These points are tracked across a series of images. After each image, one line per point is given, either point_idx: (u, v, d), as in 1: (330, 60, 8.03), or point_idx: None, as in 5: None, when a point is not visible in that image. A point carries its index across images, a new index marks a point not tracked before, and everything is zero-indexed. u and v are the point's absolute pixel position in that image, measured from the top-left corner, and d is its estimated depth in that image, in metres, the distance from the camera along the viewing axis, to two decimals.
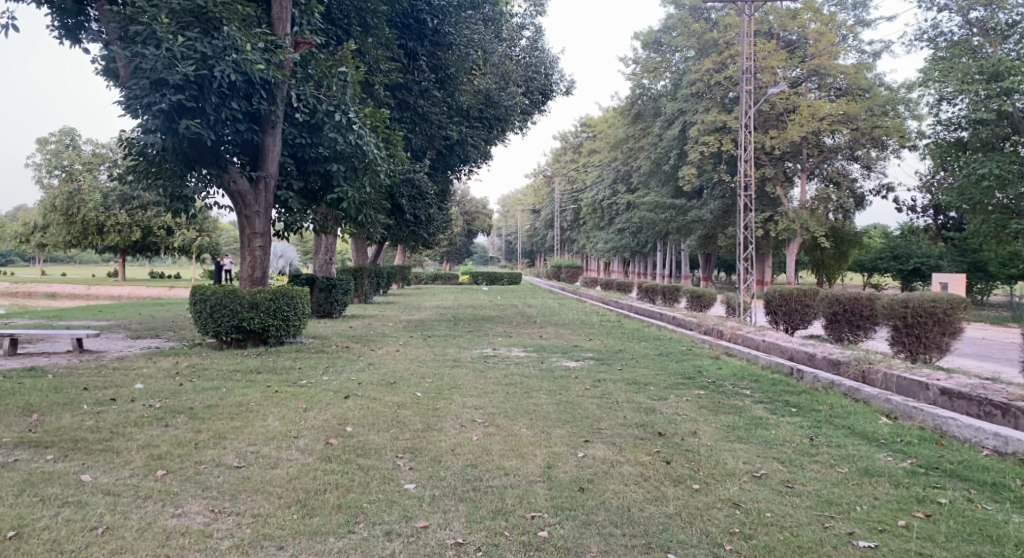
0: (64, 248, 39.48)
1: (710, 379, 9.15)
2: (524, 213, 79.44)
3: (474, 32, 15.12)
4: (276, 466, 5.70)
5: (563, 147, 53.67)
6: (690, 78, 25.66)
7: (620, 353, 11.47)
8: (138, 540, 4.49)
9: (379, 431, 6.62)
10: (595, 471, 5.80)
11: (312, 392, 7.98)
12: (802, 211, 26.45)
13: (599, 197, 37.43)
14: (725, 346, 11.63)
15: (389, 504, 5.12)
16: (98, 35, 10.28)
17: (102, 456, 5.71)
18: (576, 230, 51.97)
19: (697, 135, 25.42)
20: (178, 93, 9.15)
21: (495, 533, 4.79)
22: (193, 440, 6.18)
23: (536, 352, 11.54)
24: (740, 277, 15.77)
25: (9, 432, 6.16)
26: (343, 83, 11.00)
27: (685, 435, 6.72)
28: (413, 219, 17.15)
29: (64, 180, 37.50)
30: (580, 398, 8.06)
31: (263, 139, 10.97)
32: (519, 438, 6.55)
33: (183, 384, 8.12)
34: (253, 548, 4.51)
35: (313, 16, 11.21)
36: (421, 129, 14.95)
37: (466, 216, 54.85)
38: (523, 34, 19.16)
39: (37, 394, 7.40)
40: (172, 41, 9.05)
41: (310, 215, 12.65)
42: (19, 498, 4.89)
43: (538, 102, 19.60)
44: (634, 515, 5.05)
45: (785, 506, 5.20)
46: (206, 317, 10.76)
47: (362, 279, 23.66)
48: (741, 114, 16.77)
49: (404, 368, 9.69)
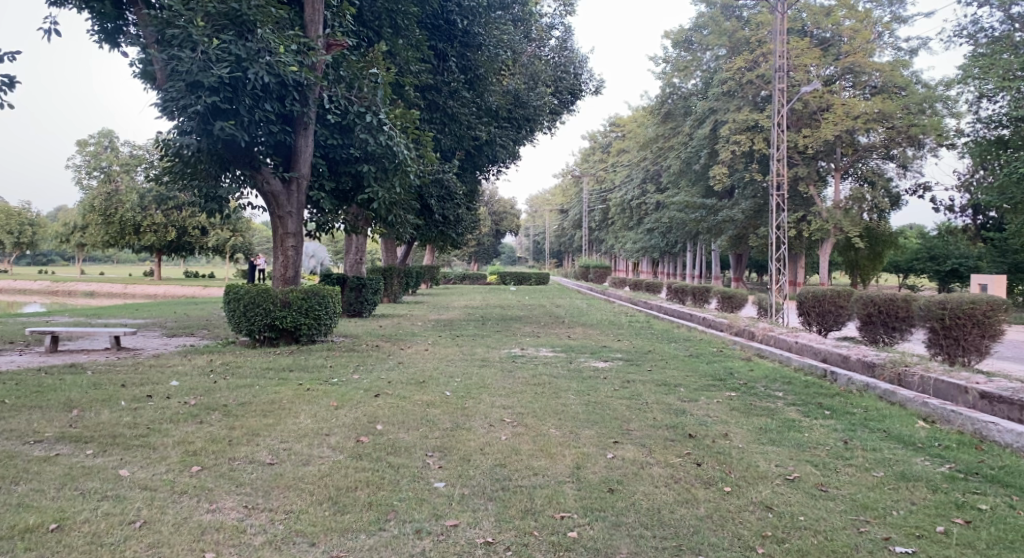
0: (103, 247, 40.35)
1: (741, 381, 9.05)
2: (553, 213, 79.25)
3: (503, 32, 15.20)
4: (308, 463, 5.75)
5: (591, 147, 53.52)
6: (721, 77, 25.45)
7: (650, 354, 11.40)
8: (174, 535, 4.56)
9: (409, 430, 6.66)
10: (625, 472, 5.77)
11: (343, 390, 8.05)
12: (836, 211, 26.10)
13: (628, 197, 37.26)
14: (756, 347, 11.53)
15: (419, 503, 5.15)
16: (136, 39, 10.45)
17: (139, 451, 5.83)
18: (604, 230, 51.81)
19: (728, 135, 25.19)
20: (213, 95, 9.28)
21: (525, 532, 4.79)
22: (228, 437, 6.27)
23: (564, 352, 11.52)
24: (772, 278, 15.54)
25: (51, 427, 6.31)
26: (374, 84, 11.10)
27: (716, 437, 6.65)
28: (441, 220, 17.22)
29: (103, 181, 38.57)
30: (608, 399, 8.05)
31: (296, 140, 11.07)
32: (548, 438, 6.55)
33: (216, 382, 8.24)
34: (286, 544, 4.56)
35: (344, 18, 11.33)
36: (450, 129, 14.99)
37: (494, 216, 55.06)
38: (553, 33, 19.12)
39: (77, 390, 7.56)
40: (207, 44, 9.18)
41: (341, 215, 12.75)
42: (61, 492, 4.99)
43: (567, 102, 19.57)
44: (664, 517, 5.02)
45: (819, 510, 5.14)
46: (239, 316, 10.92)
47: (392, 278, 23.83)
48: (774, 112, 16.49)
49: (433, 367, 9.72)
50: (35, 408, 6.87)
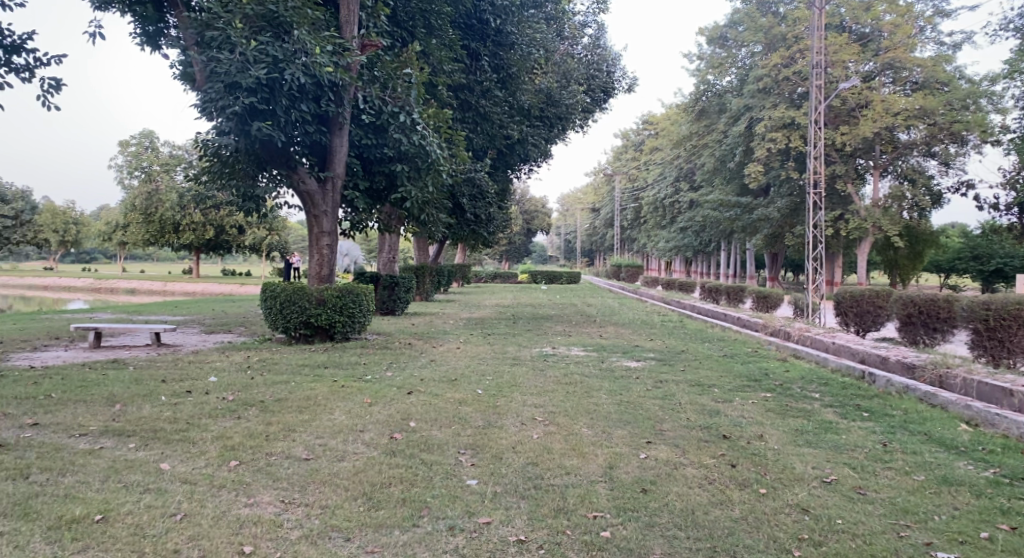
0: (144, 246, 41.22)
1: (776, 382, 8.94)
2: (585, 212, 78.94)
3: (536, 31, 15.23)
4: (343, 459, 5.83)
5: (623, 145, 53.17)
6: (757, 73, 25.17)
7: (683, 354, 11.33)
8: (213, 528, 4.62)
9: (441, 427, 6.71)
10: (658, 472, 5.74)
11: (376, 387, 8.13)
12: (874, 209, 25.65)
13: (662, 195, 36.97)
14: (792, 348, 11.37)
15: (452, 500, 5.17)
16: (176, 41, 10.65)
17: (179, 446, 5.94)
18: (636, 229, 51.50)
19: (763, 132, 24.89)
20: (250, 95, 9.42)
21: (557, 531, 4.80)
22: (264, 432, 6.36)
23: (596, 352, 11.48)
24: (809, 277, 15.31)
25: (95, 420, 6.47)
26: (408, 84, 11.16)
27: (751, 438, 6.58)
28: (473, 218, 17.27)
29: (143, 180, 39.36)
30: (641, 399, 8.01)
31: (331, 140, 11.18)
32: (580, 437, 6.53)
33: (253, 378, 8.38)
34: (322, 538, 4.62)
35: (379, 18, 11.43)
36: (483, 129, 15.05)
37: (526, 215, 55.16)
38: (586, 32, 19.06)
39: (120, 386, 7.73)
40: (245, 45, 9.32)
41: (375, 214, 12.87)
42: (105, 484, 5.12)
43: (600, 100, 19.49)
44: (699, 518, 4.99)
45: (857, 513, 5.06)
46: (276, 313, 11.08)
47: (424, 277, 23.97)
48: (811, 108, 16.22)
49: (466, 365, 9.79)
50: (81, 402, 7.04)
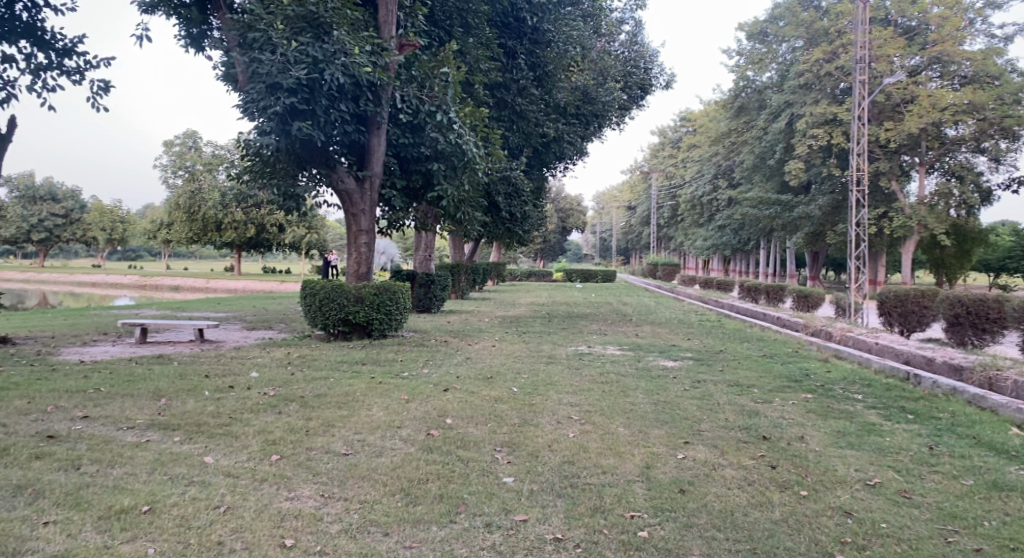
0: (187, 244, 42.13)
1: (817, 382, 8.80)
2: (621, 209, 78.38)
3: (573, 28, 15.18)
4: (381, 455, 5.88)
5: (661, 142, 52.70)
6: (798, 68, 24.75)
7: (721, 354, 11.22)
8: (255, 521, 4.70)
9: (477, 424, 6.74)
10: (696, 473, 5.69)
11: (413, 384, 8.19)
12: (919, 207, 25.09)
13: (699, 193, 36.55)
14: (834, 348, 11.18)
15: (489, 497, 5.19)
16: (219, 42, 10.86)
17: (222, 440, 6.05)
18: (673, 227, 51.03)
19: (805, 129, 24.46)
20: (291, 96, 9.55)
21: (594, 531, 4.78)
22: (305, 427, 6.46)
23: (632, 351, 11.38)
24: (851, 277, 14.98)
25: (142, 414, 6.62)
26: (445, 83, 11.22)
27: (791, 440, 6.50)
28: (508, 217, 17.29)
29: (187, 180, 40.26)
30: (678, 398, 7.94)
31: (369, 139, 11.27)
32: (617, 436, 6.50)
33: (294, 374, 8.51)
34: (361, 533, 4.66)
35: (417, 18, 11.51)
36: (518, 127, 15.06)
37: (561, 213, 55.11)
38: (623, 29, 18.95)
39: (165, 380, 7.91)
40: (286, 47, 9.45)
41: (411, 212, 12.97)
42: (152, 475, 5.24)
43: (637, 97, 19.34)
44: (738, 520, 4.93)
45: (903, 517, 4.96)
46: (315, 311, 11.24)
47: (459, 275, 24.07)
48: (853, 104, 15.87)
49: (502, 363, 9.80)
50: (128, 396, 7.22)
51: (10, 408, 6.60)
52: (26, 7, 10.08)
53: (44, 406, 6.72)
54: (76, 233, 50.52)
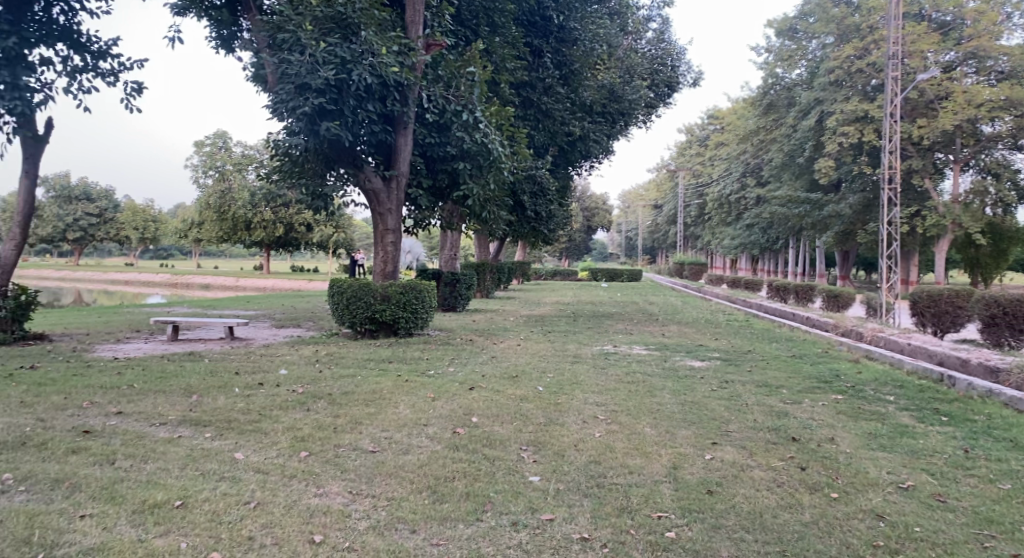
0: (217, 243, 42.71)
1: (848, 384, 8.68)
2: (647, 208, 77.88)
3: (600, 26, 15.14)
4: (408, 452, 5.92)
5: (687, 140, 52.29)
6: (828, 65, 24.44)
7: (749, 354, 11.12)
8: (285, 517, 4.74)
9: (503, 423, 6.74)
10: (724, 474, 5.65)
11: (439, 383, 8.23)
12: (953, 205, 24.66)
13: (727, 191, 36.22)
14: (865, 348, 11.02)
15: (514, 495, 5.20)
16: (249, 43, 10.99)
17: (252, 436, 6.13)
18: (700, 226, 50.64)
19: (835, 126, 24.14)
20: (320, 96, 9.63)
21: (621, 531, 4.76)
22: (333, 424, 6.51)
23: (659, 351, 11.32)
24: (883, 276, 14.74)
25: (174, 410, 6.73)
26: (472, 83, 11.25)
27: (821, 441, 6.42)
28: (534, 216, 17.30)
29: (217, 179, 40.79)
30: (706, 399, 7.88)
31: (396, 139, 11.32)
32: (643, 436, 6.48)
33: (322, 371, 8.58)
34: (389, 529, 4.69)
35: (443, 18, 11.52)
36: (544, 125, 15.04)
37: (586, 212, 55.04)
38: (650, 26, 18.85)
39: (197, 377, 8.02)
40: (315, 47, 9.53)
41: (437, 212, 13.02)
42: (184, 471, 5.31)
43: (664, 95, 19.23)
44: (767, 521, 4.89)
45: (937, 521, 4.88)
46: (342, 309, 11.33)
47: (484, 273, 24.14)
48: (886, 101, 15.59)
49: (527, 362, 9.80)
50: (161, 392, 7.34)
51: (48, 403, 6.74)
52: (63, 11, 10.29)
53: (79, 402, 6.85)
54: (110, 233, 51.43)
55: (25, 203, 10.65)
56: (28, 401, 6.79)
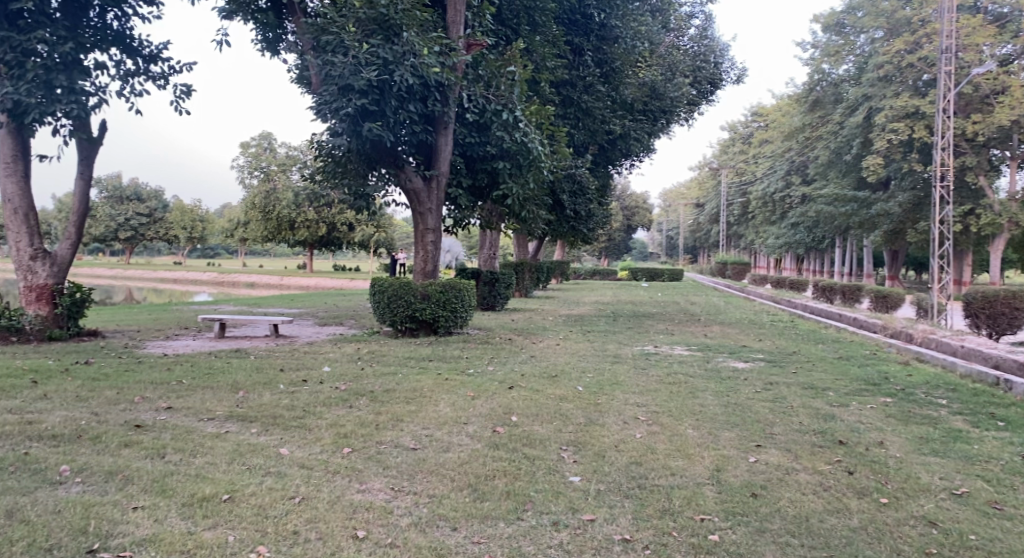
0: (262, 242, 43.49)
1: (897, 386, 8.47)
2: (688, 207, 77.18)
3: (641, 23, 15.05)
4: (448, 450, 5.94)
5: (730, 138, 51.57)
6: (877, 60, 23.86)
7: (794, 355, 10.93)
8: (329, 512, 4.79)
9: (543, 423, 6.72)
10: (768, 477, 5.55)
11: (479, 381, 8.24)
12: (1009, 204, 23.91)
13: (771, 190, 35.63)
14: (915, 351, 10.73)
15: (555, 495, 5.18)
16: (294, 45, 11.17)
17: (297, 432, 6.22)
18: (743, 225, 49.96)
19: (884, 123, 23.58)
20: (362, 98, 9.73)
21: (663, 532, 4.71)
22: (375, 421, 6.57)
23: (701, 351, 11.21)
24: (935, 276, 14.34)
25: (221, 406, 6.85)
26: (512, 82, 11.25)
27: (870, 445, 6.27)
28: (573, 215, 17.26)
29: (263, 180, 41.52)
30: (749, 401, 7.75)
31: (436, 139, 11.38)
32: (685, 438, 6.41)
33: (364, 369, 8.68)
34: (430, 526, 4.71)
35: (484, 18, 11.52)
36: (584, 124, 14.97)
37: (626, 211, 54.77)
38: (692, 23, 18.65)
39: (243, 373, 8.17)
40: (358, 49, 9.62)
41: (477, 211, 13.04)
42: (231, 465, 5.41)
43: (706, 92, 19.01)
44: (814, 526, 4.78)
45: (993, 529, 4.73)
46: (383, 308, 11.43)
47: (524, 273, 24.16)
48: (938, 96, 15.14)
49: (566, 362, 9.77)
50: (209, 388, 7.47)
51: (102, 398, 6.92)
52: (117, 16, 10.56)
53: (131, 397, 7.02)
54: (160, 233, 52.71)
55: (79, 204, 10.97)
56: (83, 395, 6.98)
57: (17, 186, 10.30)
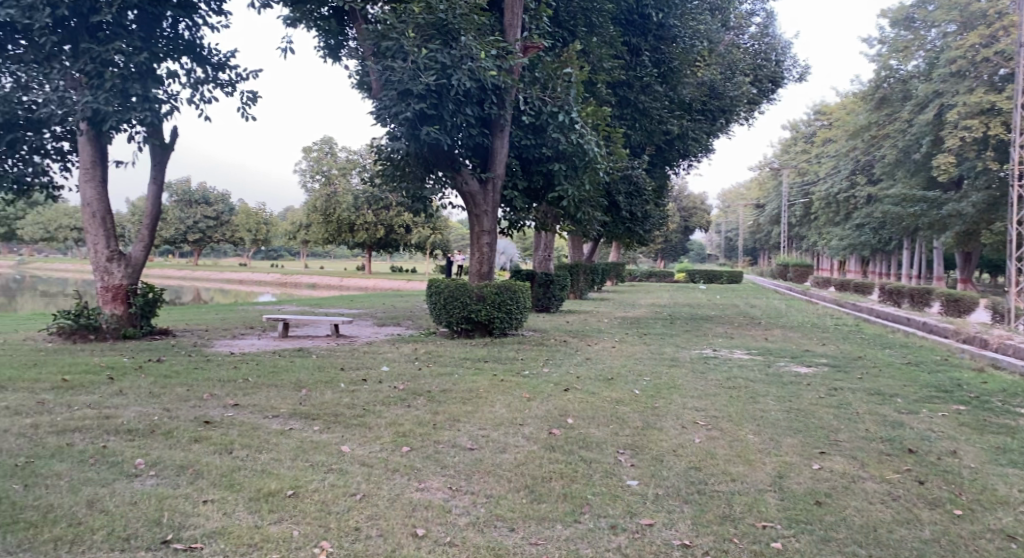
0: (323, 244, 44.33)
1: (971, 394, 8.15)
2: (748, 207, 75.71)
3: (700, 22, 14.89)
4: (505, 451, 5.95)
5: (792, 137, 50.40)
6: (949, 55, 23.08)
7: (859, 360, 10.62)
8: (389, 509, 4.85)
9: (600, 425, 6.68)
10: (833, 485, 5.40)
11: (534, 383, 8.24)
12: None
13: (835, 190, 34.69)
14: (990, 357, 10.31)
15: (613, 499, 5.14)
16: (355, 51, 11.38)
17: (357, 430, 6.32)
18: (806, 226, 48.74)
19: (956, 120, 22.75)
20: (421, 102, 9.84)
21: (724, 539, 4.63)
22: (432, 421, 6.63)
23: (762, 355, 10.98)
24: (1011, 279, 13.72)
25: (286, 403, 7.02)
26: (568, 83, 11.27)
27: (942, 454, 6.05)
28: (629, 216, 17.11)
29: (324, 183, 42.39)
30: (813, 407, 7.56)
31: (493, 142, 11.41)
32: (746, 443, 6.28)
33: (421, 369, 8.77)
34: (488, 526, 4.72)
35: (541, 20, 11.52)
36: (641, 125, 14.83)
37: (684, 212, 54.11)
38: (753, 21, 18.31)
39: (305, 372, 8.34)
40: (417, 54, 9.74)
41: (532, 213, 13.05)
42: (296, 462, 5.54)
43: (767, 91, 18.67)
44: (883, 536, 4.64)
45: None
46: (440, 309, 11.53)
47: (579, 275, 24.09)
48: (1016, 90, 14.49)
49: (622, 365, 9.69)
50: (273, 386, 7.65)
51: (172, 394, 7.16)
52: (188, 26, 10.91)
53: (201, 394, 7.24)
54: (226, 235, 54.22)
55: (152, 207, 11.38)
56: (156, 392, 7.23)
57: (96, 192, 10.73)
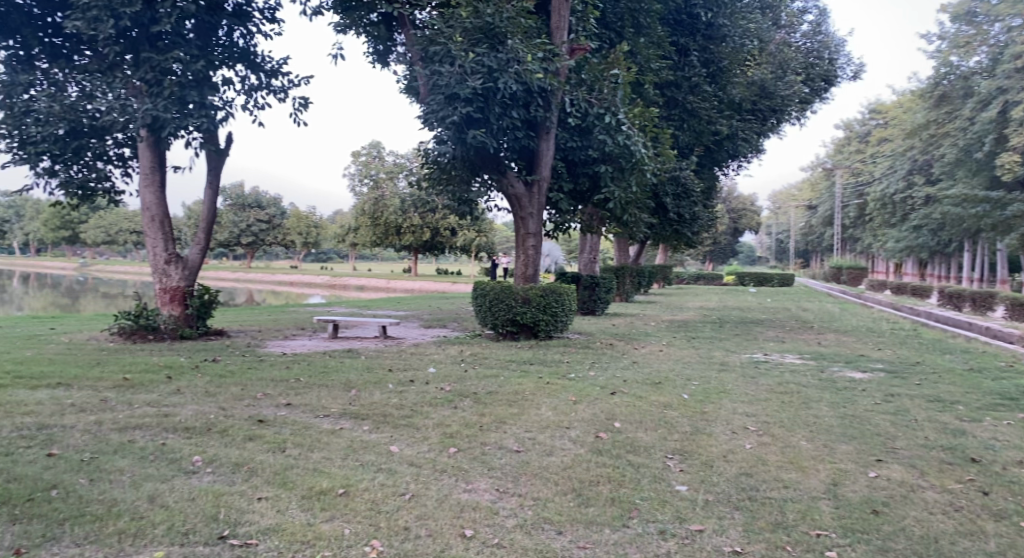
0: (371, 247, 44.87)
1: None
2: (800, 209, 74.12)
3: (751, 21, 14.66)
4: (552, 454, 5.93)
5: (845, 137, 49.22)
6: (1014, 50, 22.30)
7: (916, 366, 10.30)
8: (437, 510, 4.88)
9: (647, 430, 6.60)
10: (891, 493, 5.25)
11: (581, 386, 8.20)
12: None
13: (890, 191, 33.76)
14: None
15: (661, 504, 5.08)
16: (403, 56, 11.48)
17: (405, 430, 6.37)
18: (860, 228, 47.55)
19: (1020, 118, 21.97)
20: (468, 105, 9.89)
21: (776, 547, 4.53)
22: (479, 423, 6.64)
23: (814, 360, 10.75)
24: None
25: (336, 403, 7.12)
26: (615, 85, 11.17)
27: (1007, 464, 5.82)
28: (676, 218, 16.92)
29: (372, 187, 42.96)
30: (868, 413, 7.36)
31: (539, 144, 11.39)
32: (799, 450, 6.14)
33: (467, 370, 8.81)
34: (535, 529, 4.71)
35: (588, 22, 11.45)
36: (690, 125, 14.64)
37: (732, 214, 53.33)
38: (805, 18, 17.90)
39: (353, 373, 8.45)
40: (464, 58, 9.80)
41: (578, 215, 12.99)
42: (347, 461, 5.60)
43: (819, 90, 18.27)
44: (945, 547, 4.49)
45: None
46: (486, 311, 11.56)
47: (624, 277, 23.95)
48: None
49: (670, 368, 9.58)
50: (323, 386, 7.78)
51: (227, 393, 7.32)
52: (242, 35, 11.16)
53: (254, 393, 7.39)
54: (277, 238, 55.31)
55: (207, 211, 11.66)
56: (212, 391, 7.41)
57: (155, 197, 11.05)
